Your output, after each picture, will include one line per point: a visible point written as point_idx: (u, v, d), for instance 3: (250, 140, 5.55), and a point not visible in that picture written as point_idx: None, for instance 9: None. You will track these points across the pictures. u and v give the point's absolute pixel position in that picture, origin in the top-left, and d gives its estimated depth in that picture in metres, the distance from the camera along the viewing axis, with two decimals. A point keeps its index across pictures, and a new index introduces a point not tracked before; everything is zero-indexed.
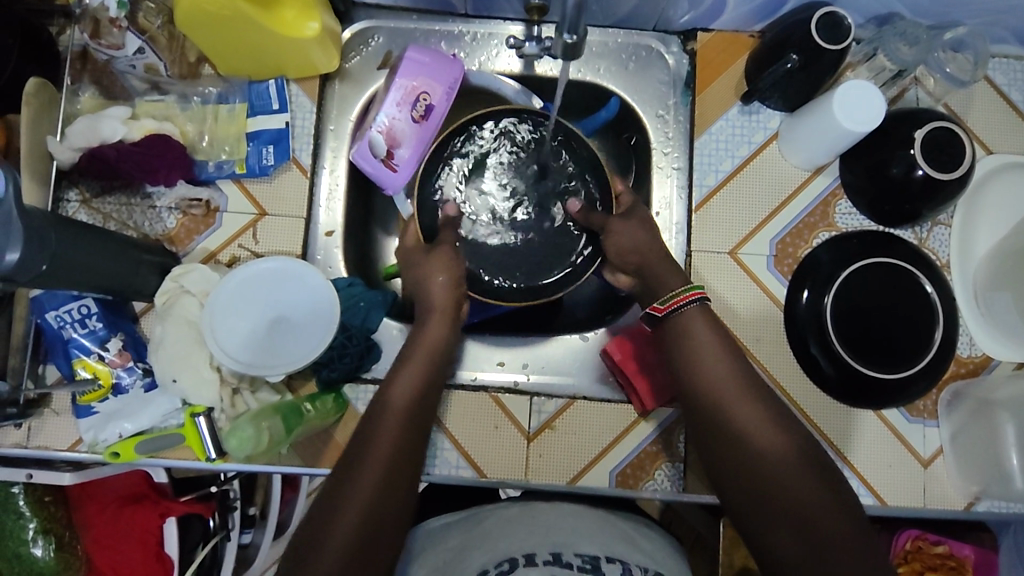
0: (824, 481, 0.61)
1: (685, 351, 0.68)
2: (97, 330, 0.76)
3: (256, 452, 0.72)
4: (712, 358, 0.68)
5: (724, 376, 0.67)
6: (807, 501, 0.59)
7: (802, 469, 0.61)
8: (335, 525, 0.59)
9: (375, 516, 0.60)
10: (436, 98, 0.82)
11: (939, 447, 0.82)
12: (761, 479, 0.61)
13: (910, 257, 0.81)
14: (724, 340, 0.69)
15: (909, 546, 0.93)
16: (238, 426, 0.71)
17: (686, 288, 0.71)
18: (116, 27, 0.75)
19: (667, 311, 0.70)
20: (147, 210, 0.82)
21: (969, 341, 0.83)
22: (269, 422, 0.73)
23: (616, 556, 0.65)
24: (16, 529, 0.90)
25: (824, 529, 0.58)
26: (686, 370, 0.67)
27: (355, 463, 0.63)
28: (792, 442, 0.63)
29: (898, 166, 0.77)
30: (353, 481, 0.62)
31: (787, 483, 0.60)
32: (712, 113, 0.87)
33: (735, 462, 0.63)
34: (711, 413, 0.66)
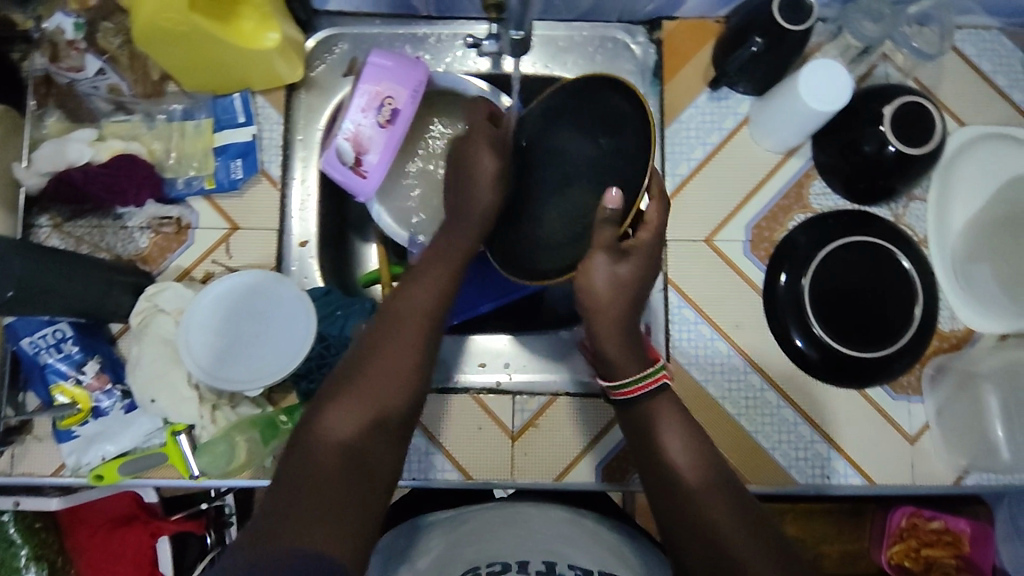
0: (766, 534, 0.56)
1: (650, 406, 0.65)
2: (72, 354, 0.76)
3: (232, 468, 0.75)
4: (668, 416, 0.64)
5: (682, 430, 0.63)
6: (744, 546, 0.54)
7: (736, 516, 0.56)
8: (338, 416, 0.59)
9: (381, 412, 0.60)
10: (401, 101, 0.81)
11: (925, 423, 0.81)
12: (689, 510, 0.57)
13: (883, 234, 0.82)
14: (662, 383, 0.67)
15: (904, 524, 0.95)
16: (212, 441, 0.75)
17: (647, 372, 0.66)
18: (74, 49, 0.76)
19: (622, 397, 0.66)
20: (118, 231, 0.81)
21: (951, 315, 0.82)
22: (245, 435, 0.76)
23: (609, 570, 0.64)
24: (8, 557, 0.89)
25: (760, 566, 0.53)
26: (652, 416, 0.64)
27: (358, 363, 0.62)
28: (722, 483, 0.59)
29: (868, 144, 0.76)
30: (335, 408, 0.59)
31: (712, 517, 0.56)
32: (681, 102, 0.86)
33: (664, 503, 0.60)
34: (653, 460, 0.62)
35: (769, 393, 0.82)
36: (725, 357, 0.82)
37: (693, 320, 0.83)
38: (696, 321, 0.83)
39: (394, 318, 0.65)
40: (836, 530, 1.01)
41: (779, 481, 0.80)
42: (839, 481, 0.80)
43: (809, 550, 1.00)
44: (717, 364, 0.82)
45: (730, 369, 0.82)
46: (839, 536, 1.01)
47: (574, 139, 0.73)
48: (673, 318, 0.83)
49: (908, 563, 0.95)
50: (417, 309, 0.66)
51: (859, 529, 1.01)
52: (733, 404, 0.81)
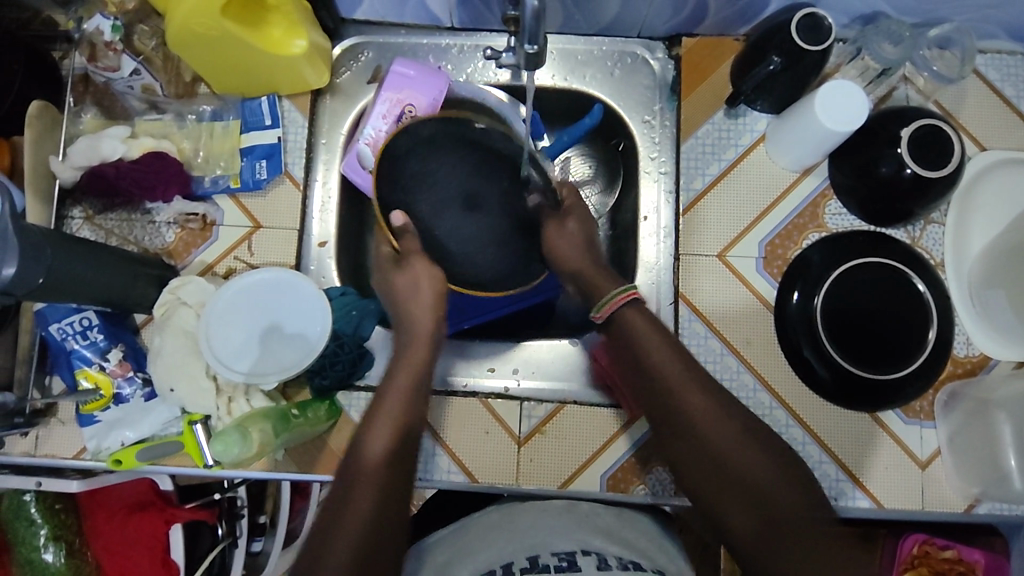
0: (770, 445, 0.66)
1: (637, 346, 0.68)
2: (98, 341, 0.79)
3: (243, 458, 0.72)
4: (659, 350, 0.68)
5: (674, 364, 0.67)
6: (755, 464, 0.64)
7: (744, 439, 0.65)
8: (340, 529, 0.59)
9: (378, 519, 0.60)
10: (422, 109, 0.82)
11: (937, 448, 0.80)
12: (770, 522, 0.62)
13: (901, 258, 0.81)
14: (705, 386, 0.67)
15: (916, 551, 0.93)
16: (225, 430, 0.72)
17: (621, 289, 0.70)
18: (112, 50, 0.80)
19: (607, 316, 0.70)
20: (147, 225, 0.85)
21: (966, 341, 0.81)
22: (258, 427, 0.74)
23: (591, 548, 0.70)
24: (28, 535, 0.93)
25: (771, 481, 0.64)
26: (643, 353, 0.68)
27: (348, 477, 0.63)
28: (753, 436, 0.66)
29: (886, 165, 0.76)
30: (344, 511, 0.61)
31: (765, 485, 0.63)
32: (697, 119, 0.86)
33: (735, 505, 0.63)
34: (654, 391, 0.67)
35: (778, 411, 0.81)
36: (734, 372, 0.82)
37: (703, 334, 0.83)
38: (706, 336, 0.83)
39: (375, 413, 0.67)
40: None
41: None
42: (846, 504, 0.79)
43: None
44: (726, 377, 0.82)
45: (739, 385, 0.82)
46: None
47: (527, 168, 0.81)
48: (683, 331, 0.83)
49: None
50: (401, 389, 0.69)
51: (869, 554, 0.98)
52: None
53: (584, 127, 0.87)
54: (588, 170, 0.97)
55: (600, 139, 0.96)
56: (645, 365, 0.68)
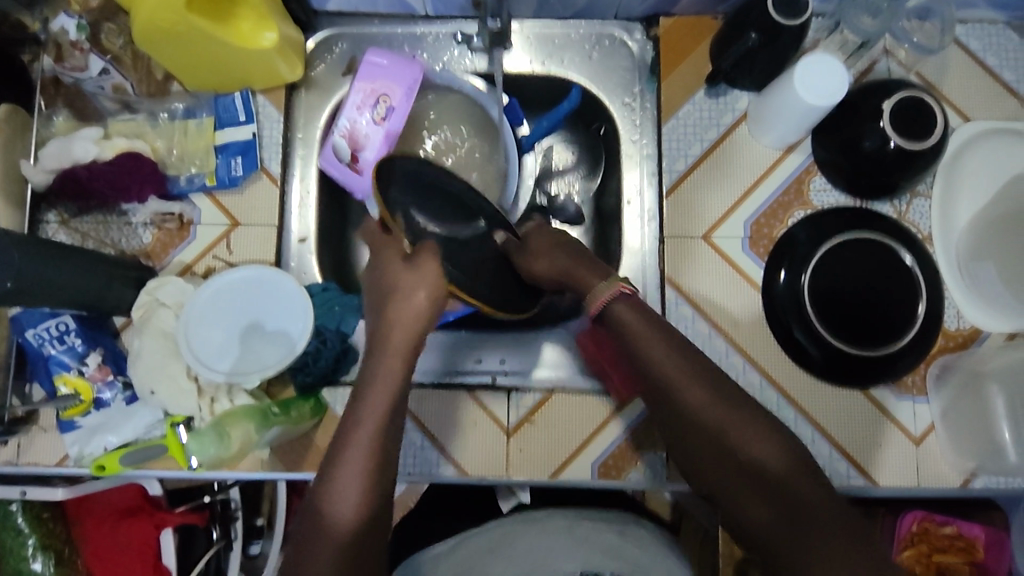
0: (783, 434, 0.62)
1: (632, 339, 0.66)
2: (75, 346, 0.77)
3: (224, 455, 0.72)
4: (655, 341, 0.65)
5: (673, 356, 0.65)
6: (767, 454, 0.61)
7: (752, 430, 0.62)
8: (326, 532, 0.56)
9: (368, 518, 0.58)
10: (397, 98, 0.79)
11: (931, 423, 0.79)
12: (783, 514, 0.58)
13: (886, 232, 0.80)
14: (706, 377, 0.64)
15: (915, 528, 0.93)
16: (203, 429, 0.71)
17: (605, 284, 0.69)
18: (78, 49, 0.78)
19: (599, 312, 0.69)
20: (123, 226, 0.83)
21: (956, 313, 0.80)
22: (236, 426, 0.73)
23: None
24: (16, 546, 0.91)
25: (786, 472, 0.60)
26: (639, 346, 0.66)
27: (331, 469, 0.59)
28: (763, 423, 0.62)
29: (870, 140, 0.75)
30: (327, 511, 0.57)
31: (779, 476, 0.60)
32: (678, 98, 0.84)
33: (747, 497, 0.60)
34: (656, 386, 0.65)
35: (769, 391, 0.80)
36: (724, 354, 0.81)
37: (691, 317, 0.82)
38: (694, 318, 0.82)
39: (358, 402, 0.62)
40: None
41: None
42: (842, 483, 0.78)
43: None
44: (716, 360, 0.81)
45: (728, 367, 0.81)
46: None
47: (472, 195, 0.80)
48: (670, 315, 0.82)
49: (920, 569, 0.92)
50: (391, 369, 0.63)
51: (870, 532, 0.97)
52: None
53: (562, 111, 0.87)
54: (572, 155, 0.96)
55: (580, 123, 0.94)
56: (642, 359, 0.66)
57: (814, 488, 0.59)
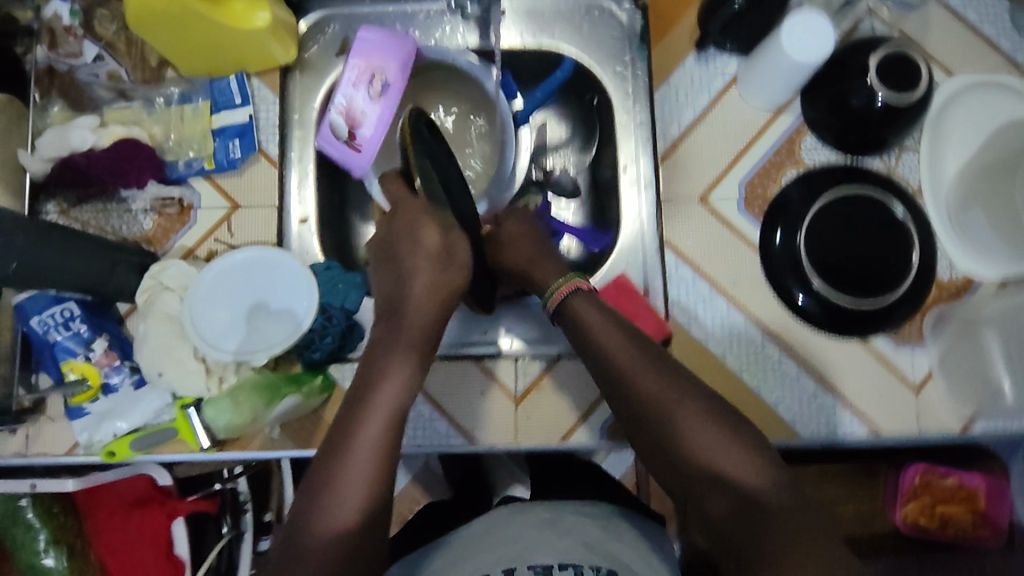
0: (736, 419, 0.60)
1: (588, 332, 0.68)
2: (81, 332, 0.77)
3: (234, 424, 0.75)
4: (610, 332, 0.66)
5: (627, 346, 0.65)
6: (718, 439, 0.59)
7: (705, 413, 0.60)
8: (318, 531, 0.56)
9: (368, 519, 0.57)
10: (392, 74, 0.79)
11: (929, 371, 0.81)
12: (736, 498, 0.56)
13: (879, 187, 0.82)
14: (654, 362, 0.64)
15: (918, 481, 0.97)
16: (216, 397, 0.76)
17: (563, 280, 0.72)
18: (72, 35, 0.80)
19: (555, 305, 0.72)
20: (123, 213, 0.84)
21: (949, 264, 0.82)
22: (247, 396, 0.75)
23: (569, 562, 0.64)
24: (28, 541, 0.92)
25: (737, 455, 0.58)
26: (595, 338, 0.67)
27: (324, 468, 0.59)
28: (715, 408, 0.61)
29: (857, 97, 0.77)
30: (321, 509, 0.57)
31: (731, 460, 0.58)
32: (669, 65, 0.87)
33: (701, 484, 0.58)
34: (610, 377, 0.65)
35: (771, 347, 0.82)
36: (724, 313, 0.82)
37: (691, 279, 0.83)
38: (694, 280, 0.83)
39: (356, 402, 0.63)
40: (848, 490, 1.02)
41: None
42: (845, 433, 0.80)
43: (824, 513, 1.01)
44: (717, 319, 0.82)
45: (730, 326, 0.82)
46: (855, 495, 1.02)
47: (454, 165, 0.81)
48: (670, 278, 0.83)
49: (924, 519, 0.98)
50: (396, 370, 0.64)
51: (874, 488, 1.01)
52: (735, 359, 0.82)
53: (556, 81, 0.87)
54: (565, 130, 0.96)
55: (573, 94, 0.94)
56: (598, 351, 0.66)
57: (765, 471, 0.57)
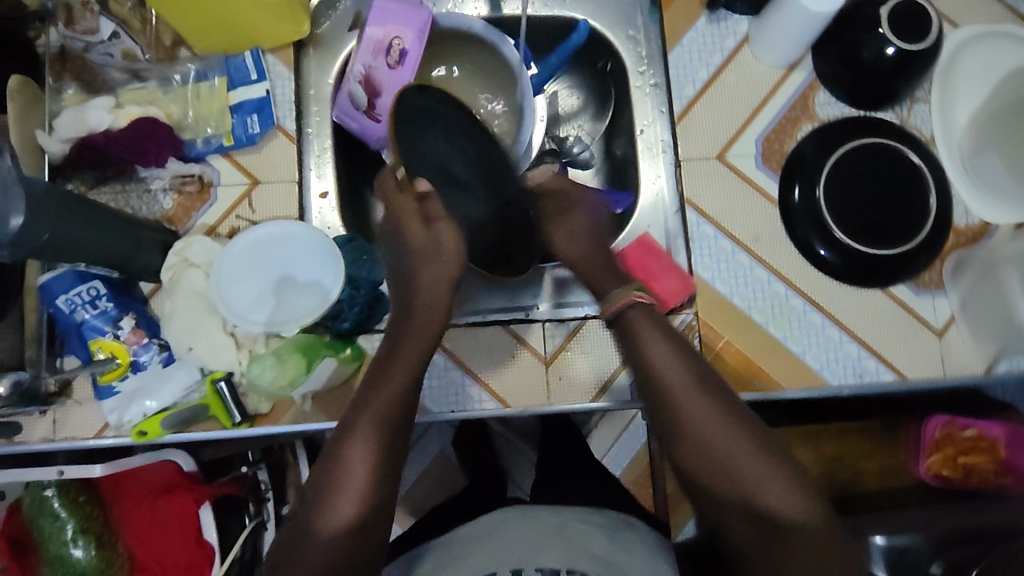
0: (770, 447, 0.65)
1: (640, 349, 0.70)
2: (108, 310, 0.77)
3: (277, 384, 0.75)
4: (661, 351, 0.69)
5: (677, 368, 0.68)
6: (753, 464, 0.64)
7: (743, 441, 0.65)
8: (312, 542, 0.61)
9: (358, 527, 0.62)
10: (409, 42, 0.78)
11: (951, 315, 0.82)
12: (761, 518, 0.62)
13: (895, 137, 0.83)
14: (707, 390, 0.67)
15: (939, 433, 0.96)
16: (261, 354, 0.76)
17: (619, 292, 0.72)
18: (90, 11, 0.78)
19: (610, 315, 0.72)
20: (142, 194, 0.83)
21: (964, 210, 0.83)
22: (290, 354, 0.75)
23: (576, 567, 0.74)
24: (55, 531, 0.92)
25: (769, 481, 0.63)
26: (644, 356, 0.69)
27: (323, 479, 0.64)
28: (753, 433, 0.65)
29: (868, 50, 0.78)
30: (316, 519, 0.62)
31: (763, 486, 0.63)
32: (681, 26, 0.87)
33: (728, 502, 0.64)
34: (655, 394, 0.68)
35: (795, 300, 0.83)
36: (747, 268, 0.83)
37: (713, 236, 0.84)
38: (716, 238, 0.84)
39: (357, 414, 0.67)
40: (872, 447, 1.03)
41: (774, 383, 0.81)
42: (871, 380, 0.81)
43: (847, 468, 1.02)
44: (740, 275, 0.83)
45: (754, 280, 0.83)
46: (876, 453, 1.02)
47: (470, 143, 0.81)
48: (693, 235, 0.84)
49: (948, 472, 0.97)
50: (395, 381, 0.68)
51: (895, 444, 1.01)
52: (760, 312, 0.82)
53: (572, 46, 0.86)
54: (578, 100, 0.98)
55: (586, 63, 0.96)
56: (646, 368, 0.69)
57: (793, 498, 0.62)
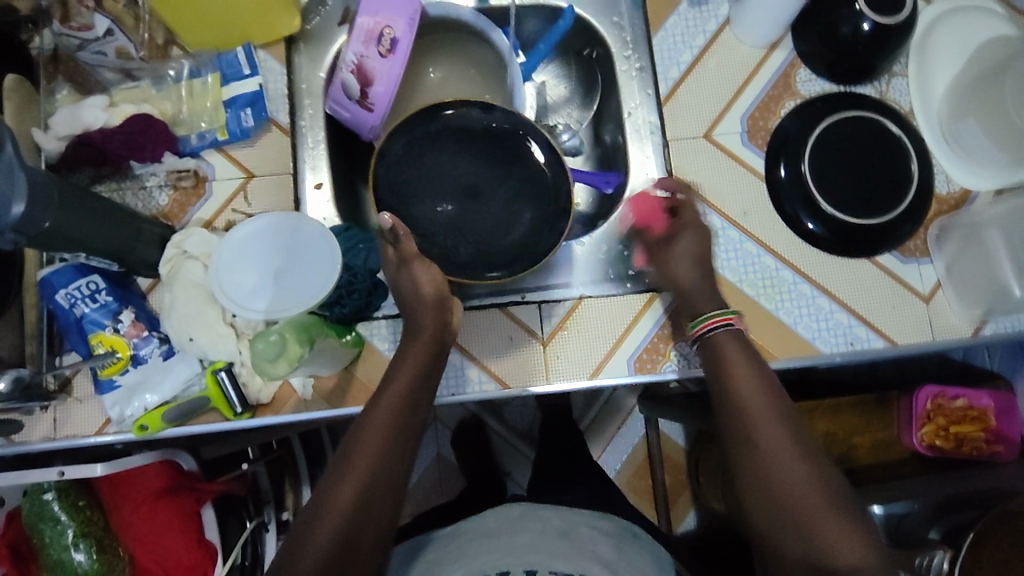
0: (828, 477, 0.62)
1: (722, 368, 0.71)
2: (108, 303, 0.77)
3: (278, 361, 0.75)
4: (740, 373, 0.70)
5: (753, 389, 0.68)
6: (803, 485, 0.62)
7: (800, 461, 0.63)
8: (312, 540, 0.60)
9: (353, 534, 0.60)
10: (399, 30, 0.79)
11: (937, 281, 0.84)
12: (802, 540, 0.59)
13: (873, 110, 0.85)
14: (779, 412, 0.67)
15: (930, 406, 0.95)
16: (266, 331, 0.76)
17: (719, 312, 0.74)
18: (84, 7, 0.79)
19: (700, 334, 0.74)
20: (138, 191, 0.84)
21: (946, 178, 0.86)
22: (294, 331, 0.76)
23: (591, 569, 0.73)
24: (56, 535, 0.91)
25: (816, 505, 0.60)
26: (721, 375, 0.70)
27: (331, 481, 0.64)
28: (811, 459, 0.64)
29: (846, 25, 0.80)
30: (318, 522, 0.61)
31: (810, 507, 0.60)
32: (664, 11, 0.90)
33: (771, 519, 0.62)
34: (724, 411, 0.69)
35: (784, 272, 0.84)
36: (738, 243, 0.85)
37: (702, 212, 0.85)
38: (705, 214, 0.85)
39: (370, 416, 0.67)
40: (864, 421, 1.00)
41: (766, 353, 0.82)
42: (863, 348, 0.83)
43: (842, 443, 0.99)
44: (730, 249, 0.85)
45: (743, 253, 0.85)
46: (870, 427, 1.00)
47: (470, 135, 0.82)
48: None
49: (940, 442, 0.96)
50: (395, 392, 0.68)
51: (887, 417, 1.00)
52: (751, 286, 0.84)
53: (559, 31, 0.87)
54: (564, 91, 0.99)
55: (572, 53, 0.98)
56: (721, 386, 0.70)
57: (839, 527, 0.58)
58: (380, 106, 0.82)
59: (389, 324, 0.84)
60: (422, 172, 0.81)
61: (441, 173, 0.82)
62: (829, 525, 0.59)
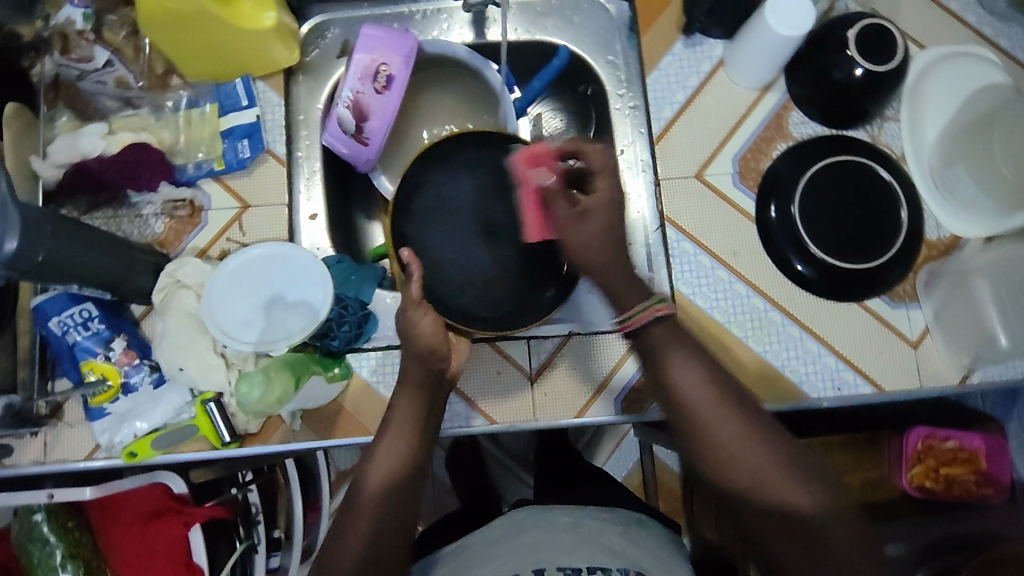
0: (784, 450, 0.66)
1: (658, 361, 0.68)
2: (100, 331, 0.78)
3: (263, 402, 0.75)
4: (676, 360, 0.68)
5: (695, 376, 0.68)
6: (763, 464, 0.65)
7: (757, 444, 0.66)
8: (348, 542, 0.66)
9: (383, 533, 0.67)
10: (395, 67, 0.81)
11: (925, 327, 0.84)
12: (773, 513, 0.64)
13: (865, 154, 0.86)
14: (726, 399, 0.67)
15: (920, 446, 0.96)
16: (250, 371, 0.76)
17: (645, 305, 0.68)
18: (84, 39, 0.81)
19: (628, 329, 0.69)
20: (134, 219, 0.85)
21: (936, 223, 0.86)
22: (278, 370, 0.76)
23: (597, 565, 0.75)
24: (44, 557, 0.91)
25: (778, 483, 0.64)
26: (662, 365, 0.68)
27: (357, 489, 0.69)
28: (766, 437, 0.66)
29: (838, 70, 0.81)
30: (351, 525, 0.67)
31: (773, 485, 0.64)
32: (659, 51, 0.90)
33: (739, 499, 0.66)
34: (671, 405, 0.68)
35: (773, 313, 0.85)
36: (727, 283, 0.85)
37: (692, 252, 0.86)
38: (696, 253, 0.86)
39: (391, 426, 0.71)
40: (855, 457, 1.01)
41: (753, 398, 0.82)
42: (851, 393, 0.83)
43: None
44: (721, 290, 0.85)
45: (732, 294, 0.85)
46: (860, 466, 1.01)
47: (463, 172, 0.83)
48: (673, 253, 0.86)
49: (930, 483, 0.96)
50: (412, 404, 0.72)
51: (877, 456, 1.01)
52: (739, 327, 0.84)
53: (553, 70, 0.91)
54: (560, 123, 1.01)
55: (568, 89, 0.99)
56: (661, 376, 0.68)
57: (805, 496, 0.64)
58: (375, 138, 0.83)
59: (378, 355, 0.83)
60: (414, 206, 0.82)
61: (433, 208, 0.83)
62: (794, 497, 0.64)
